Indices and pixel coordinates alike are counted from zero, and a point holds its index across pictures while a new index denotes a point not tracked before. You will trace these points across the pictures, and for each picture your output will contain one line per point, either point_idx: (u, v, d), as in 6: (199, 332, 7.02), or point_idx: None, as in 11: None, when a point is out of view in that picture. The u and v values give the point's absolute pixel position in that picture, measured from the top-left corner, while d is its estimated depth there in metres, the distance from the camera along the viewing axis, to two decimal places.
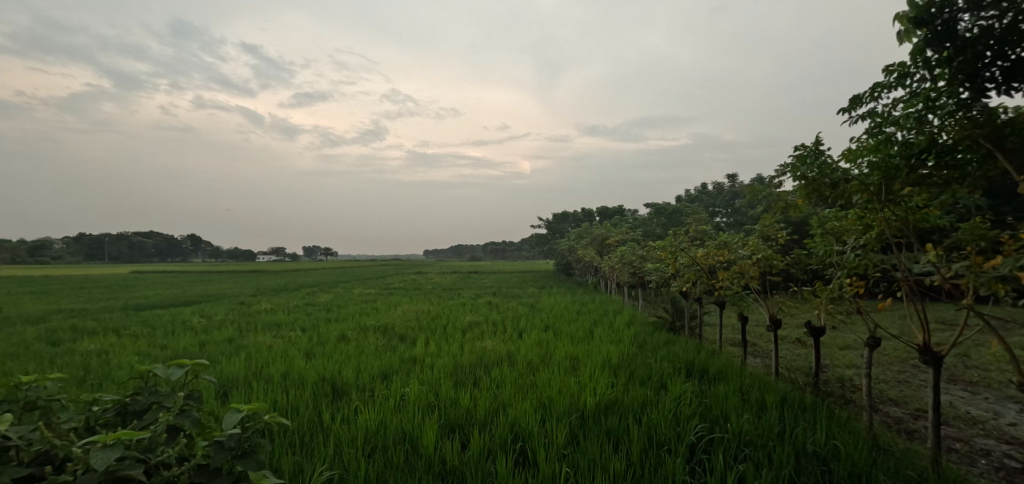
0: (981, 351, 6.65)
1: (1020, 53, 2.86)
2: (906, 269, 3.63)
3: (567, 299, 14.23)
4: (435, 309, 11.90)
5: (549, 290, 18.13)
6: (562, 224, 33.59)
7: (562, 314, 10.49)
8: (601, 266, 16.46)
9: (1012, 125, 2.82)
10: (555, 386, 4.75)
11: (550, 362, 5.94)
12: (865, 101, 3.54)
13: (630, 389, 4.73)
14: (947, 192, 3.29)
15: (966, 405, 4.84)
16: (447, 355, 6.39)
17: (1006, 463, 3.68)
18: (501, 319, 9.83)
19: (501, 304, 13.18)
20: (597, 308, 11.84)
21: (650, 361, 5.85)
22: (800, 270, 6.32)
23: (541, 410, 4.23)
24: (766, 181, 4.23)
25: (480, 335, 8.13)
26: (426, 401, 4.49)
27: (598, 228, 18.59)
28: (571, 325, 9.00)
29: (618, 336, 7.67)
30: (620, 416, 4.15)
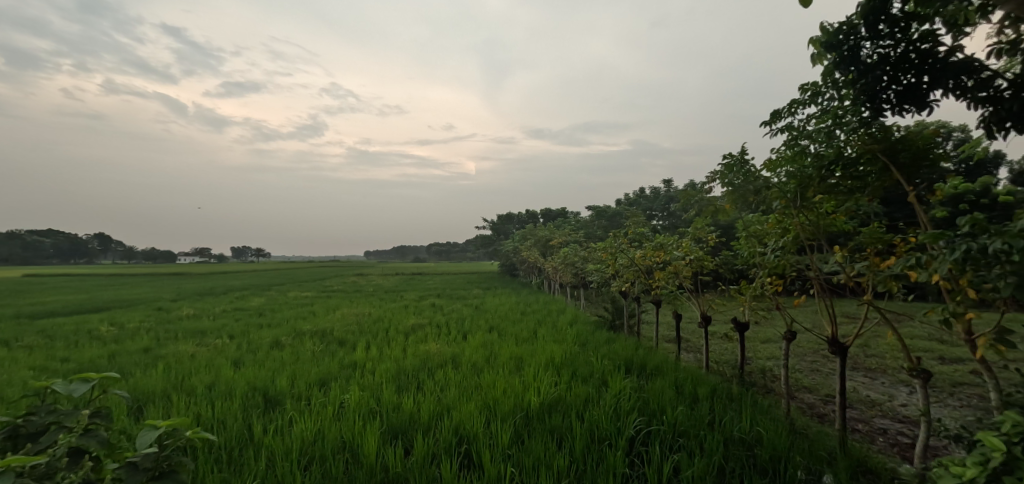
0: (879, 340, 7.44)
1: (910, 79, 3.26)
2: (818, 268, 4.02)
3: (510, 300, 14.40)
4: (376, 312, 11.68)
5: (492, 291, 18.25)
6: (506, 226, 33.86)
7: (506, 315, 10.62)
8: (545, 267, 16.77)
9: (903, 142, 3.21)
10: (499, 387, 4.83)
11: (495, 363, 6.02)
12: (784, 115, 3.89)
13: (573, 387, 4.90)
14: (851, 200, 3.67)
15: (867, 390, 5.41)
16: (390, 360, 6.31)
17: (900, 439, 4.16)
18: (445, 321, 9.82)
19: (444, 305, 13.13)
20: (540, 308, 12.06)
21: (591, 359, 6.09)
22: (728, 271, 6.79)
23: (485, 412, 4.30)
24: (697, 186, 4.55)
25: (423, 337, 8.08)
26: (367, 408, 4.43)
27: (541, 229, 18.92)
28: (515, 325, 9.14)
29: (560, 335, 7.88)
30: (563, 414, 4.30)
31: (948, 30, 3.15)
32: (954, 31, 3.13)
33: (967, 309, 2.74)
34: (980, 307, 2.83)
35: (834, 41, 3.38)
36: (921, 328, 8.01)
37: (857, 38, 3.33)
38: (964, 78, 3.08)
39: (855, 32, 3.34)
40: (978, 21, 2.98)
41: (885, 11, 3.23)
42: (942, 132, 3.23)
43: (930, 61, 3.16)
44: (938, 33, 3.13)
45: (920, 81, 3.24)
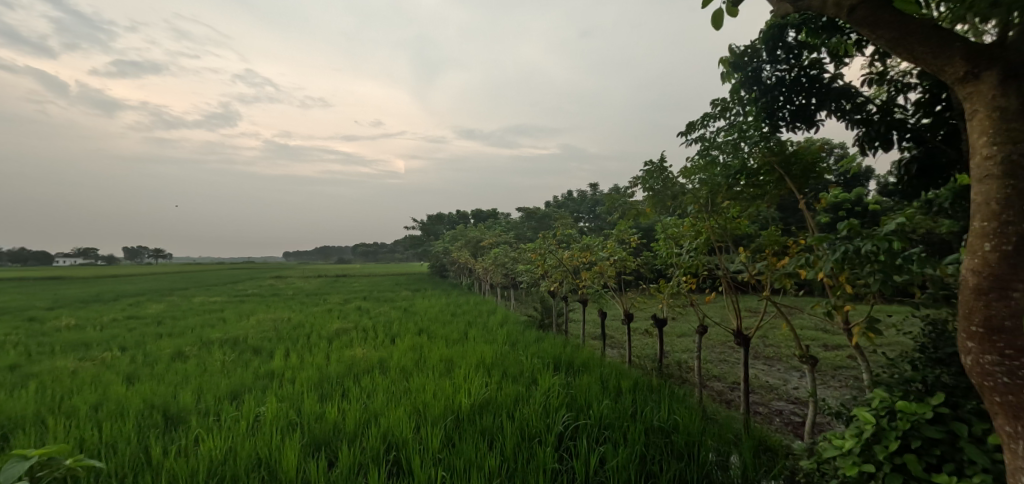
0: (776, 331, 8.28)
1: (801, 100, 3.70)
2: (725, 268, 4.44)
3: (441, 301, 14.36)
4: (296, 317, 11.16)
5: (420, 293, 18.04)
6: (436, 226, 33.49)
7: (436, 317, 10.57)
8: (475, 268, 16.86)
9: (795, 155, 3.63)
10: (429, 390, 4.85)
11: (424, 366, 6.01)
12: (698, 127, 4.26)
13: (503, 387, 5.02)
14: (753, 206, 4.06)
15: (766, 375, 6.02)
16: (312, 367, 6.10)
17: (793, 419, 4.68)
18: (372, 325, 9.60)
19: (371, 308, 12.80)
20: (470, 309, 12.12)
21: (521, 358, 6.26)
22: (648, 270, 7.25)
23: (415, 416, 4.31)
24: (621, 191, 4.84)
25: (348, 342, 7.88)
26: (285, 420, 4.27)
27: (470, 230, 18.96)
28: (445, 327, 9.14)
29: (490, 336, 7.98)
30: (494, 414, 4.40)
31: (831, 60, 3.61)
32: (835, 61, 3.59)
33: (845, 302, 3.17)
34: (855, 299, 3.28)
35: (739, 63, 3.75)
36: (810, 319, 9.01)
37: (759, 61, 3.72)
38: (843, 102, 3.54)
39: (757, 56, 3.73)
40: (854, 53, 3.44)
41: (782, 39, 3.65)
42: (827, 148, 3.69)
43: (817, 86, 3.60)
44: (823, 61, 3.58)
45: (809, 103, 3.68)
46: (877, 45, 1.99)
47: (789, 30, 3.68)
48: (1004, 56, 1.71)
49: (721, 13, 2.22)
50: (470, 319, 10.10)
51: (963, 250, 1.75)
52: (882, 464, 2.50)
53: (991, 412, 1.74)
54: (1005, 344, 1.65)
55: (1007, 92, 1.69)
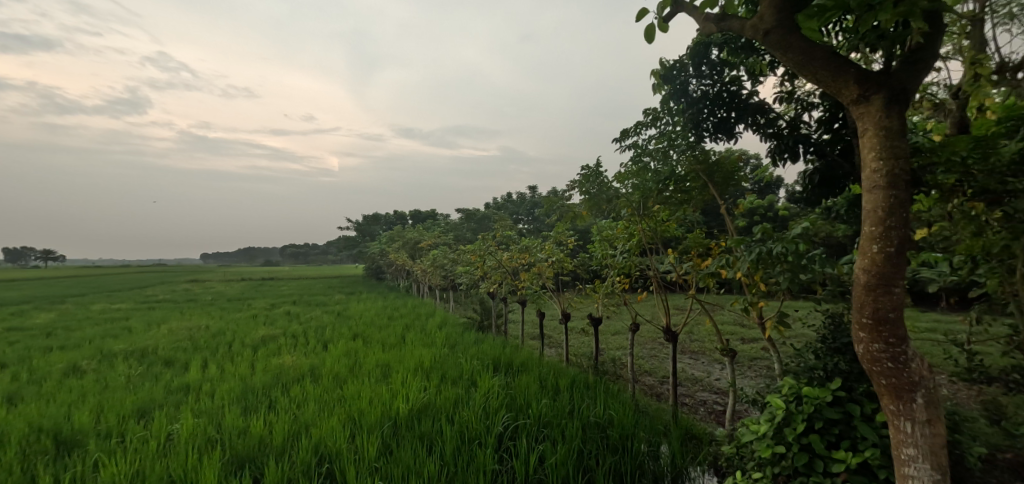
0: (701, 326, 8.84)
1: (723, 113, 4.02)
2: (656, 268, 4.72)
3: (378, 304, 14.05)
4: (216, 324, 10.49)
5: (355, 296, 17.52)
6: (371, 227, 32.59)
7: (372, 321, 10.36)
8: (413, 269, 16.63)
9: (717, 164, 3.94)
10: (364, 397, 4.77)
11: (360, 372, 5.89)
12: (631, 134, 4.50)
13: (442, 390, 5.03)
14: (680, 210, 4.37)
15: (691, 368, 6.44)
16: (235, 378, 5.80)
17: (715, 408, 5.05)
18: (302, 331, 9.23)
19: (301, 314, 12.29)
20: (408, 312, 11.96)
21: (460, 360, 6.29)
22: (584, 271, 7.52)
23: (350, 425, 4.23)
24: (559, 193, 5.02)
25: (277, 349, 7.54)
26: (203, 437, 4.04)
27: (407, 231, 18.67)
28: (381, 331, 8.98)
29: (428, 339, 7.93)
30: (433, 418, 4.41)
31: (748, 77, 3.95)
32: (752, 79, 3.93)
33: (759, 298, 3.48)
34: (768, 297, 3.61)
35: (669, 76, 4.01)
36: (730, 314, 9.71)
37: (686, 75, 4.00)
38: (758, 117, 3.88)
39: (684, 70, 4.01)
40: (768, 73, 3.79)
41: (707, 56, 3.95)
42: (744, 159, 4.04)
43: (737, 101, 3.92)
44: (742, 79, 3.91)
45: (729, 116, 4.00)
46: (787, 67, 2.23)
47: (713, 48, 3.98)
48: (888, 83, 1.98)
49: (653, 29, 2.39)
50: (408, 322, 9.98)
51: (856, 252, 2.00)
52: (790, 445, 2.79)
53: (878, 392, 2.02)
54: (890, 334, 1.91)
55: (890, 114, 1.95)
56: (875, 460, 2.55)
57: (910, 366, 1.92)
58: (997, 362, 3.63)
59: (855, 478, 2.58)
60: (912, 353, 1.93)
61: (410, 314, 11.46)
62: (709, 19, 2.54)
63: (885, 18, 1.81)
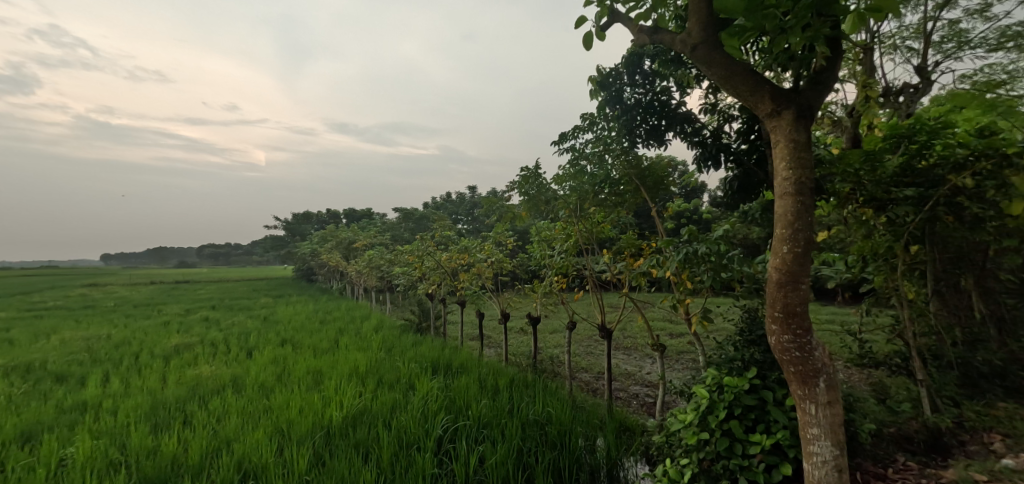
0: (634, 323, 9.27)
1: (654, 121, 4.26)
2: (592, 268, 4.92)
3: (309, 307, 13.48)
4: (121, 333, 9.63)
5: (284, 299, 16.72)
6: (301, 226, 31.11)
7: (302, 325, 9.95)
8: (348, 271, 16.12)
9: (648, 169, 4.19)
10: (294, 406, 4.60)
11: (289, 380, 5.67)
12: (569, 137, 4.67)
13: (379, 395, 4.96)
14: (615, 212, 4.60)
15: (625, 363, 6.75)
16: (142, 393, 5.38)
17: (646, 400, 5.34)
18: (223, 338, 8.70)
19: (222, 319, 11.56)
20: (341, 315, 11.59)
21: (397, 363, 6.21)
22: (522, 270, 7.66)
23: (277, 437, 4.08)
24: (499, 193, 5.11)
25: (195, 359, 7.08)
26: (104, 461, 3.73)
27: (341, 231, 18.06)
28: (313, 335, 8.66)
29: (363, 343, 7.74)
30: (369, 425, 4.33)
31: (677, 88, 4.23)
32: (680, 90, 4.21)
33: (686, 296, 3.73)
34: (693, 294, 3.88)
35: (605, 83, 4.21)
36: (660, 311, 10.24)
37: (621, 83, 4.22)
38: (686, 126, 4.15)
39: (619, 78, 4.23)
40: (695, 86, 4.07)
41: (640, 66, 4.18)
42: (673, 165, 4.31)
43: (667, 110, 4.18)
44: (672, 89, 4.18)
45: (660, 124, 4.26)
46: (710, 80, 2.42)
47: (646, 59, 4.22)
48: (796, 99, 2.21)
49: (590, 37, 2.53)
50: (341, 326, 9.69)
51: (768, 252, 2.22)
52: (714, 431, 3.03)
53: (787, 379, 2.26)
54: (797, 326, 2.14)
55: (798, 128, 2.19)
56: (786, 441, 2.83)
57: (813, 355, 2.16)
58: (882, 349, 4.13)
59: (769, 458, 2.85)
60: (814, 343, 2.18)
61: (344, 317, 11.12)
62: (643, 30, 2.71)
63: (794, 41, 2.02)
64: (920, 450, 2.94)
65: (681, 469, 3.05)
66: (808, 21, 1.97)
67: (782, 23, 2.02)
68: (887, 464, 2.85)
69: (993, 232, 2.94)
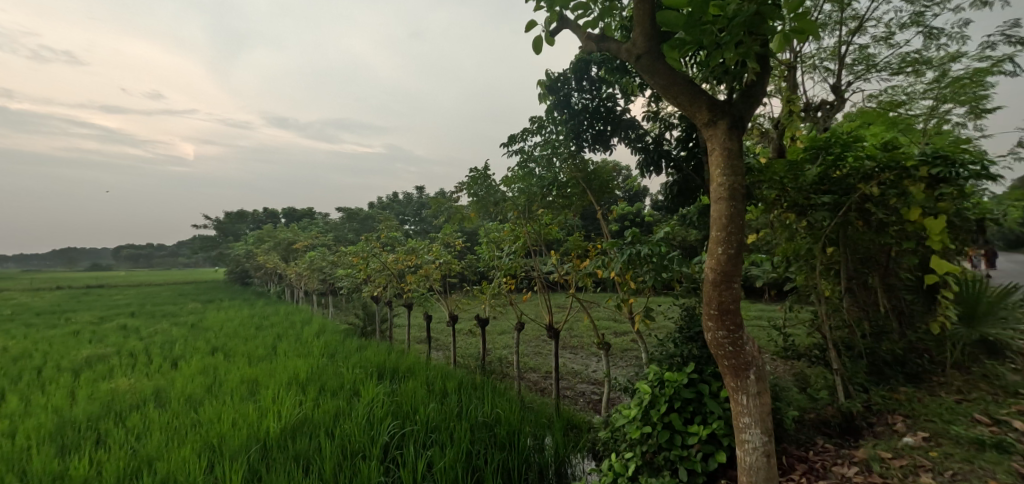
0: (580, 322, 9.53)
1: (600, 127, 4.43)
2: (540, 270, 5.04)
3: (243, 312, 12.84)
4: (21, 345, 8.75)
5: (215, 304, 15.79)
6: (235, 225, 29.48)
7: (236, 332, 9.48)
8: (287, 273, 15.49)
9: (594, 173, 4.36)
10: (226, 420, 4.40)
11: (221, 391, 5.40)
12: (519, 139, 4.76)
13: (321, 403, 4.83)
14: (562, 214, 4.74)
15: (571, 362, 6.94)
16: (48, 411, 4.95)
17: (592, 397, 5.53)
18: (143, 348, 8.12)
19: (143, 327, 10.77)
20: (280, 320, 11.13)
21: (341, 369, 6.07)
22: (471, 272, 7.70)
23: (207, 454, 3.88)
24: (447, 194, 5.14)
25: (111, 372, 6.57)
26: None
27: (279, 231, 17.31)
28: (248, 342, 8.27)
29: (303, 349, 7.49)
30: (310, 435, 4.22)
31: (622, 95, 4.41)
32: (625, 97, 4.40)
33: (629, 295, 3.91)
34: (636, 294, 4.05)
35: (553, 87, 4.32)
36: (605, 310, 10.57)
37: (568, 87, 4.35)
38: (630, 132, 4.34)
39: (567, 83, 4.36)
40: (638, 94, 4.27)
41: (587, 73, 4.33)
42: (617, 169, 4.50)
43: (612, 116, 4.36)
44: (617, 96, 4.36)
45: (606, 130, 4.43)
46: (653, 89, 2.57)
47: (592, 66, 4.38)
48: (730, 110, 2.39)
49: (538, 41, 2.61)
50: (280, 331, 9.31)
51: (705, 253, 2.38)
52: (655, 424, 3.19)
53: (722, 372, 2.43)
54: (731, 322, 2.32)
55: (731, 138, 2.37)
56: (720, 430, 3.04)
57: (744, 349, 2.34)
58: (803, 342, 4.50)
59: (706, 447, 3.05)
60: (745, 338, 2.36)
61: (283, 322, 10.68)
62: (591, 38, 2.84)
63: (729, 56, 2.17)
64: (836, 433, 3.24)
65: (626, 463, 3.19)
66: (741, 38, 2.12)
67: (718, 39, 2.17)
68: (808, 447, 3.11)
69: (895, 235, 3.30)
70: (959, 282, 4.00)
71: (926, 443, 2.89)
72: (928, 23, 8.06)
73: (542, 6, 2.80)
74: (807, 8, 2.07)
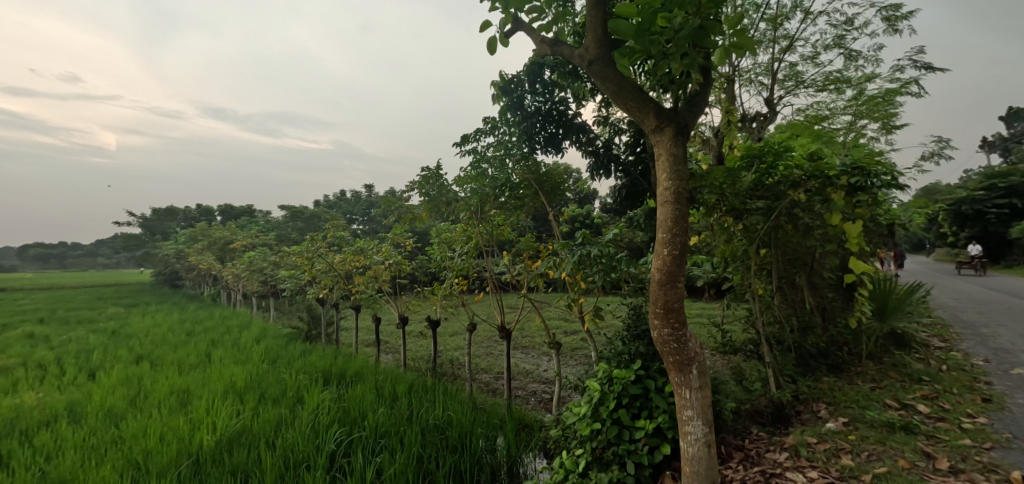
0: (531, 322, 9.67)
1: (553, 130, 4.54)
2: (492, 270, 5.10)
3: (173, 317, 12.07)
4: None
5: (141, 309, 14.75)
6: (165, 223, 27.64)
7: (165, 339, 8.91)
8: (223, 275, 14.71)
9: (546, 175, 4.48)
10: (153, 434, 4.16)
11: (148, 403, 5.10)
12: (472, 140, 4.80)
13: (261, 412, 4.67)
14: (514, 215, 4.83)
15: (523, 362, 7.05)
16: None
17: (544, 396, 5.65)
18: (54, 358, 7.47)
19: (54, 335, 9.90)
20: (215, 325, 10.56)
21: (283, 376, 5.87)
22: (422, 273, 7.64)
23: (130, 471, 3.66)
24: (398, 194, 5.12)
25: (17, 386, 6.03)
26: None
27: (214, 230, 16.39)
28: (179, 350, 7.82)
29: (241, 355, 7.17)
30: (248, 447, 4.06)
31: (573, 99, 4.54)
32: (577, 101, 4.54)
33: (579, 295, 4.03)
34: (586, 294, 4.19)
35: (507, 89, 4.38)
36: (556, 310, 10.78)
37: (522, 90, 4.44)
38: (581, 136, 4.48)
39: (521, 85, 4.45)
40: (589, 99, 4.41)
41: (541, 76, 4.43)
42: (568, 172, 4.65)
43: (564, 120, 4.49)
44: (568, 100, 4.49)
45: (558, 133, 4.55)
46: (604, 95, 2.68)
47: (546, 69, 4.48)
48: (675, 118, 2.55)
49: (493, 41, 2.67)
50: (215, 337, 8.86)
51: (652, 255, 2.52)
52: (604, 420, 3.33)
53: (666, 368, 2.57)
54: (675, 320, 2.46)
55: (676, 144, 2.52)
56: (665, 424, 3.20)
57: (687, 346, 2.50)
58: (739, 338, 4.80)
59: (652, 440, 3.20)
60: (688, 335, 2.52)
61: (218, 327, 10.15)
62: (545, 42, 2.93)
63: (675, 65, 2.30)
64: (769, 421, 3.49)
65: (576, 459, 3.30)
66: (686, 50, 2.21)
67: (664, 50, 2.29)
68: (744, 436, 3.33)
69: (819, 237, 3.59)
70: (873, 281, 4.41)
71: (847, 428, 3.17)
72: (849, 45, 8.78)
73: (497, 7, 2.85)
74: (746, 26, 2.23)
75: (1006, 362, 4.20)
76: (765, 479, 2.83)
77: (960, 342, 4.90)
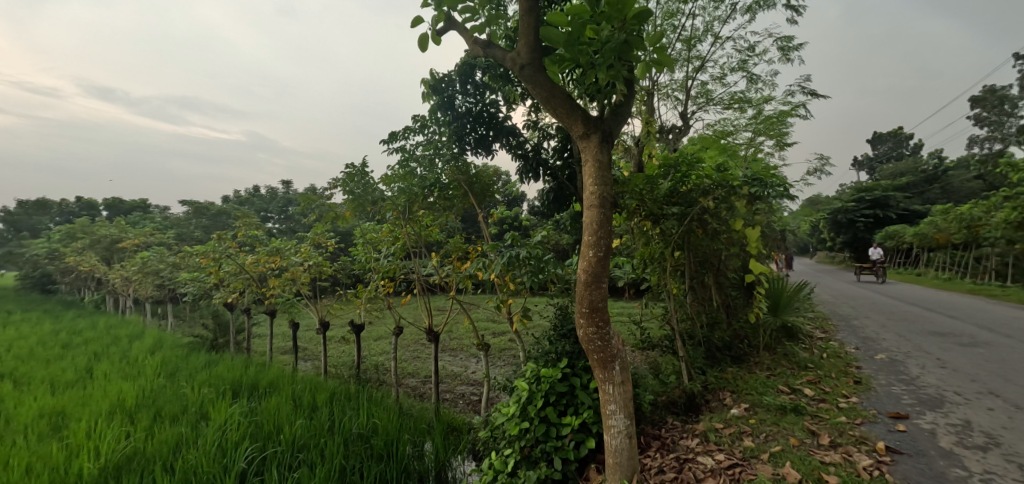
0: (458, 324, 9.70)
1: (483, 131, 4.63)
2: (420, 273, 5.09)
3: (47, 328, 10.67)
4: None
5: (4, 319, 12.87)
6: (34, 217, 24.26)
7: (35, 354, 7.87)
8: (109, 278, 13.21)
9: (476, 177, 4.58)
10: (16, 465, 3.69)
11: (12, 429, 4.51)
12: (400, 137, 4.78)
13: (155, 433, 4.32)
14: (444, 216, 4.89)
15: (451, 365, 7.08)
16: None
17: (472, 398, 5.72)
18: None
19: None
20: (101, 336, 9.49)
21: (185, 392, 5.46)
22: (343, 275, 7.40)
23: None
24: (320, 190, 4.96)
25: None
26: None
27: (99, 227, 14.67)
28: (55, 365, 6.96)
29: (133, 369, 6.54)
30: (141, 472, 3.75)
31: (503, 102, 4.65)
32: (507, 104, 4.65)
33: (507, 296, 4.14)
34: (513, 294, 4.31)
35: (437, 88, 4.43)
36: (484, 312, 10.89)
37: (452, 90, 4.49)
38: (510, 139, 4.61)
39: (451, 85, 4.49)
40: (518, 103, 4.54)
41: (472, 77, 4.50)
42: (497, 174, 4.77)
43: (494, 122, 4.59)
44: (499, 103, 4.60)
45: (488, 134, 4.64)
46: (535, 99, 2.80)
47: (476, 71, 4.55)
48: (601, 126, 2.72)
49: (426, 39, 2.73)
50: (101, 350, 7.98)
51: (578, 256, 2.67)
52: (532, 419, 3.45)
53: (591, 365, 2.74)
54: (599, 318, 2.63)
55: (602, 151, 2.69)
56: (590, 419, 3.39)
57: (610, 343, 2.68)
58: (654, 334, 5.14)
59: (578, 435, 3.37)
60: (610, 333, 2.71)
61: (105, 338, 9.13)
62: (478, 44, 3.00)
63: (602, 77, 2.44)
64: (682, 410, 3.80)
65: (505, 459, 3.40)
66: (612, 62, 2.39)
67: (592, 61, 2.43)
68: (661, 426, 3.61)
69: (724, 240, 3.96)
70: (769, 280, 4.92)
71: (748, 412, 3.54)
72: (751, 69, 9.66)
73: (430, 5, 2.90)
74: (665, 44, 2.43)
75: (872, 349, 4.87)
76: (679, 464, 3.08)
77: (836, 333, 5.60)
